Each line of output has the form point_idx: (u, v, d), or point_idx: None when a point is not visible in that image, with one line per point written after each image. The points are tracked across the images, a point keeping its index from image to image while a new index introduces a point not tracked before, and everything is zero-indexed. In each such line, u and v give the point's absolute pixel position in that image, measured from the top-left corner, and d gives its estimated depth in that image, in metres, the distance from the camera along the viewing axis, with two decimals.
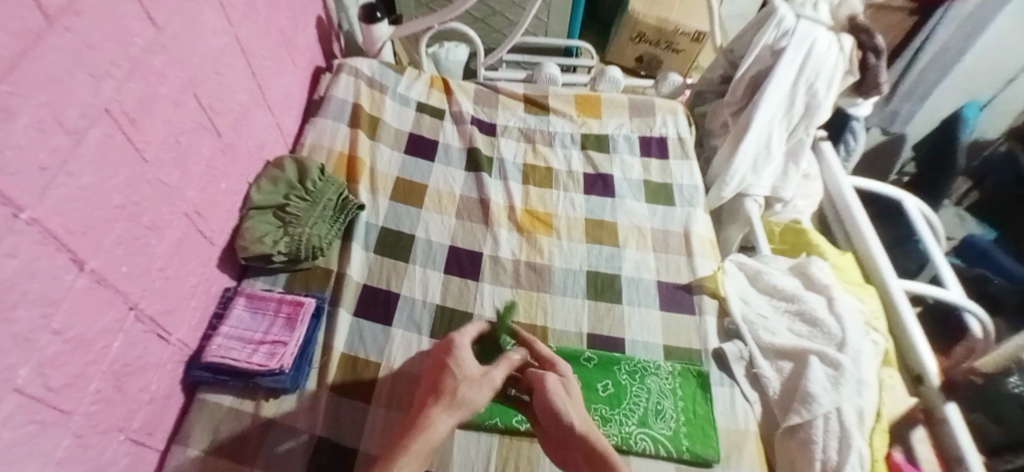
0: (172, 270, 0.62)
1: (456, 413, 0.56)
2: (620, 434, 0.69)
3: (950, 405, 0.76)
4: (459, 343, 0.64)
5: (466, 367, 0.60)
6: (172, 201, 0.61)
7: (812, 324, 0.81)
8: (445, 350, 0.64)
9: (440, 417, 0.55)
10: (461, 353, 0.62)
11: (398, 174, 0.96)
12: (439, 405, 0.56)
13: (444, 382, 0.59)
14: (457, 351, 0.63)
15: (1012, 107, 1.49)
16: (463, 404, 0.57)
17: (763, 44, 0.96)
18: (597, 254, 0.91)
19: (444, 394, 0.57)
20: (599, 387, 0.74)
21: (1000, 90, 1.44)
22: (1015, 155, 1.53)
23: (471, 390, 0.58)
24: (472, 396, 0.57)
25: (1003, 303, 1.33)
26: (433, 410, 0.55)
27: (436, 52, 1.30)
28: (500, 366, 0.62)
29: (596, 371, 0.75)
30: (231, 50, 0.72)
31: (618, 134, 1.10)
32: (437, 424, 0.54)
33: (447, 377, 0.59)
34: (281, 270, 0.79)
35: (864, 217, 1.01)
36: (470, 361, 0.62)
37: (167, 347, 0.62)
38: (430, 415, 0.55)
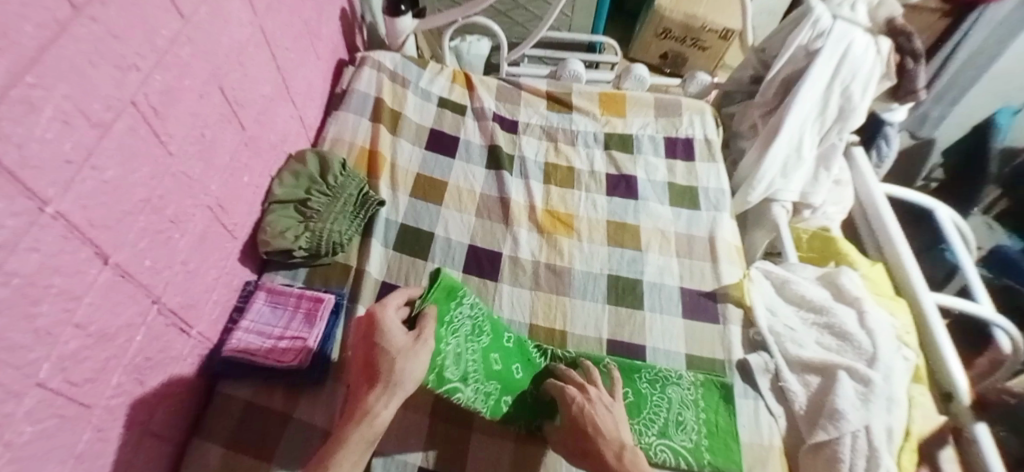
0: (194, 264, 0.62)
1: (395, 396, 0.56)
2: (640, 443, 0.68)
3: (980, 424, 0.74)
4: (382, 316, 0.59)
5: (395, 342, 0.58)
6: (195, 195, 0.61)
7: (842, 338, 0.79)
8: (369, 321, 0.60)
9: (379, 406, 0.55)
10: (387, 326, 0.59)
11: (417, 171, 0.95)
12: (374, 392, 0.56)
13: (376, 364, 0.57)
14: (383, 325, 0.59)
15: None
16: (402, 385, 0.56)
17: (798, 45, 0.93)
18: (618, 257, 0.89)
19: (379, 378, 0.56)
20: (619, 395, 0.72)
21: None
22: None
23: (406, 365, 0.57)
24: (408, 371, 0.57)
25: None
26: (371, 398, 0.56)
27: (458, 46, 1.28)
28: (427, 323, 0.61)
29: None
30: (256, 41, 0.72)
31: (642, 134, 1.07)
32: (378, 412, 0.55)
33: (379, 358, 0.57)
34: (301, 265, 0.79)
35: (897, 226, 0.97)
36: (398, 333, 0.59)
37: (188, 341, 0.62)
38: (368, 404, 0.55)
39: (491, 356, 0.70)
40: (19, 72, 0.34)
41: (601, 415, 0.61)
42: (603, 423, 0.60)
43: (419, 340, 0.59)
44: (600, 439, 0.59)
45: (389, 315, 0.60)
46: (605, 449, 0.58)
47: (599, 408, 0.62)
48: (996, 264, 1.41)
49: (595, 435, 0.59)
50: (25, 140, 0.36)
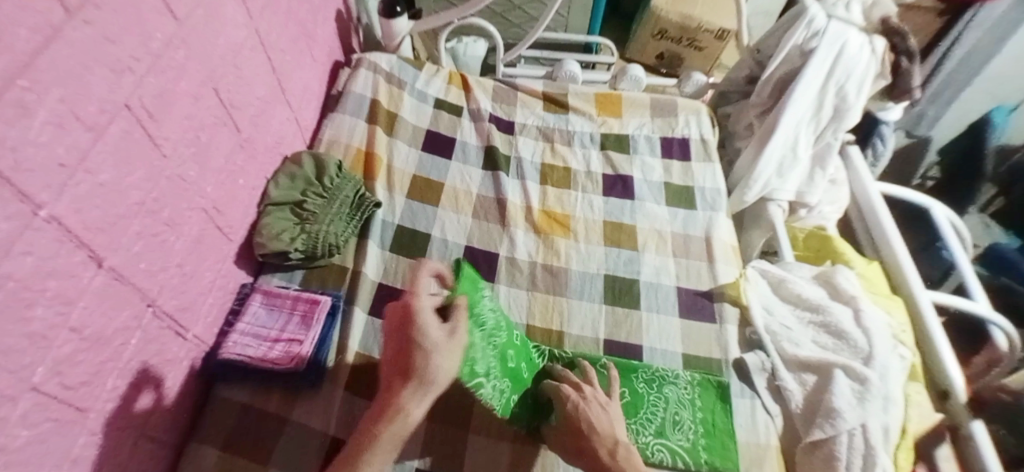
0: (190, 266, 0.62)
1: (429, 395, 0.51)
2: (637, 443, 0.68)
3: (976, 422, 0.74)
4: (417, 304, 0.55)
5: (431, 335, 0.53)
6: (191, 198, 0.61)
7: (838, 336, 0.79)
8: (403, 308, 0.55)
9: (411, 404, 0.51)
10: (423, 317, 0.54)
11: (414, 172, 0.95)
12: (407, 388, 0.51)
13: (408, 359, 0.52)
14: (418, 315, 0.54)
15: None
16: (436, 382, 0.52)
17: (793, 45, 0.93)
18: (615, 258, 0.89)
19: (412, 374, 0.51)
20: None
21: None
22: None
23: (441, 361, 0.52)
24: (443, 367, 0.52)
25: None
26: (402, 395, 0.51)
27: (454, 47, 1.28)
28: (461, 317, 0.56)
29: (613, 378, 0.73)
30: (251, 44, 0.72)
31: (638, 134, 1.08)
32: (410, 411, 0.51)
33: (413, 352, 0.52)
34: (297, 267, 0.78)
35: (892, 225, 0.98)
36: (433, 326, 0.53)
37: (184, 343, 0.62)
38: (400, 401, 0.51)
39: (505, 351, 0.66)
40: (14, 75, 0.34)
41: (596, 414, 0.61)
42: (598, 422, 0.60)
43: (454, 334, 0.54)
44: (595, 438, 0.58)
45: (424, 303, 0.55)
46: (598, 448, 0.57)
47: (592, 408, 0.61)
48: (994, 263, 1.42)
49: (589, 434, 0.59)
50: (20, 143, 0.36)
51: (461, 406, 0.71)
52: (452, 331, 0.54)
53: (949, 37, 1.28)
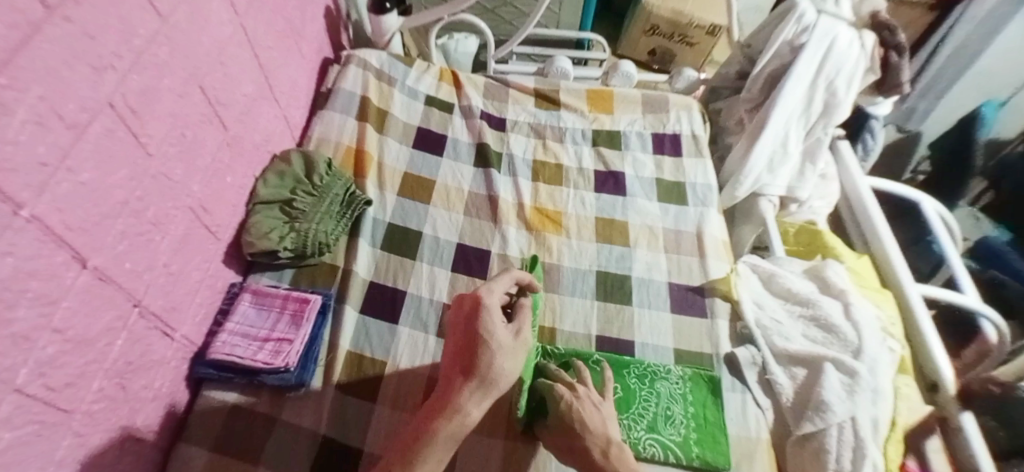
0: (176, 266, 0.61)
1: (488, 396, 0.53)
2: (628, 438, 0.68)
3: (966, 414, 0.75)
4: (487, 302, 0.57)
5: (498, 336, 0.55)
6: (176, 196, 0.60)
7: (828, 330, 0.79)
8: (472, 304, 0.58)
9: (471, 404, 0.52)
10: (490, 316, 0.56)
11: (405, 169, 0.94)
12: (469, 387, 0.52)
13: (474, 356, 0.54)
14: (485, 313, 0.56)
15: None
16: (497, 383, 0.53)
17: (783, 40, 0.93)
18: (607, 254, 0.89)
19: (474, 373, 0.53)
20: None
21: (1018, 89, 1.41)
22: None
23: (504, 362, 0.54)
24: (505, 369, 0.54)
25: (1016, 306, 1.29)
26: (463, 393, 0.52)
27: (445, 44, 1.27)
28: (523, 322, 0.60)
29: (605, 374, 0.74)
30: (237, 41, 0.71)
31: (630, 130, 1.08)
32: (470, 411, 0.51)
33: (479, 350, 0.54)
34: (286, 266, 0.78)
35: (881, 220, 0.98)
36: (501, 327, 0.56)
37: (172, 343, 0.62)
38: (460, 400, 0.52)
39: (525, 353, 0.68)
40: None
41: (588, 412, 0.61)
42: (591, 421, 0.59)
43: (517, 338, 0.57)
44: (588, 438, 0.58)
45: (494, 304, 0.57)
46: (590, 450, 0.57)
47: (588, 406, 0.61)
48: (984, 256, 1.44)
49: (582, 434, 0.59)
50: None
51: None
52: (517, 335, 0.57)
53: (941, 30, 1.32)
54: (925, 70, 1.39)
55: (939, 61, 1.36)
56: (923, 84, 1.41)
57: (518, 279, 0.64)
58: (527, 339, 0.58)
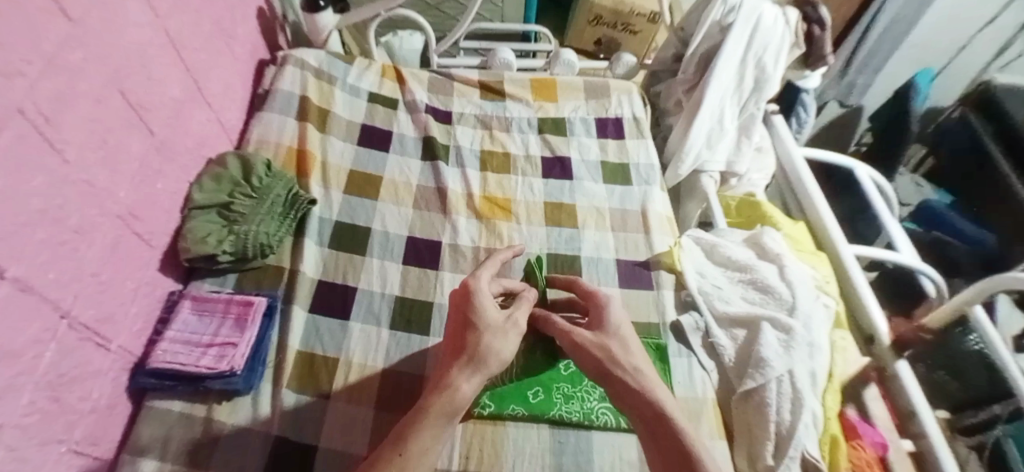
0: (107, 275, 0.60)
1: (480, 372, 0.51)
2: (583, 410, 0.70)
3: (901, 362, 0.78)
4: (474, 286, 0.59)
5: (487, 318, 0.56)
6: (102, 203, 0.58)
7: (765, 291, 0.84)
8: (462, 294, 0.60)
9: (462, 380, 0.51)
10: (480, 301, 0.57)
11: (351, 167, 0.94)
12: (459, 365, 0.52)
13: (463, 338, 0.54)
14: (475, 298, 0.58)
15: (962, 76, 1.60)
16: (489, 361, 0.52)
17: (712, 21, 0.98)
18: (556, 236, 0.91)
19: (464, 352, 0.53)
20: (561, 367, 0.76)
21: (952, 58, 1.53)
22: (968, 120, 1.62)
23: (494, 339, 0.54)
24: (495, 349, 0.53)
25: (961, 267, 1.45)
26: (453, 371, 0.51)
27: (389, 41, 1.27)
28: (518, 308, 0.59)
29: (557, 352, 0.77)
30: (159, 44, 0.70)
31: (574, 117, 1.10)
32: (459, 385, 0.50)
33: (467, 332, 0.54)
34: (228, 271, 0.77)
35: (815, 188, 1.04)
36: (492, 310, 0.57)
37: (108, 355, 0.60)
38: (449, 377, 0.51)
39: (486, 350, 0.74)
40: None
41: (626, 340, 0.57)
42: (635, 350, 0.56)
43: (509, 320, 0.57)
44: (645, 372, 0.53)
45: (483, 289, 0.59)
46: (650, 389, 0.51)
47: (626, 333, 0.58)
48: (928, 219, 1.54)
49: (637, 368, 0.53)
50: None
51: (408, 392, 0.70)
52: (509, 317, 0.57)
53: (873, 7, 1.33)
54: (861, 46, 1.40)
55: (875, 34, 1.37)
56: (861, 59, 1.43)
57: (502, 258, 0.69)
58: (523, 323, 0.57)
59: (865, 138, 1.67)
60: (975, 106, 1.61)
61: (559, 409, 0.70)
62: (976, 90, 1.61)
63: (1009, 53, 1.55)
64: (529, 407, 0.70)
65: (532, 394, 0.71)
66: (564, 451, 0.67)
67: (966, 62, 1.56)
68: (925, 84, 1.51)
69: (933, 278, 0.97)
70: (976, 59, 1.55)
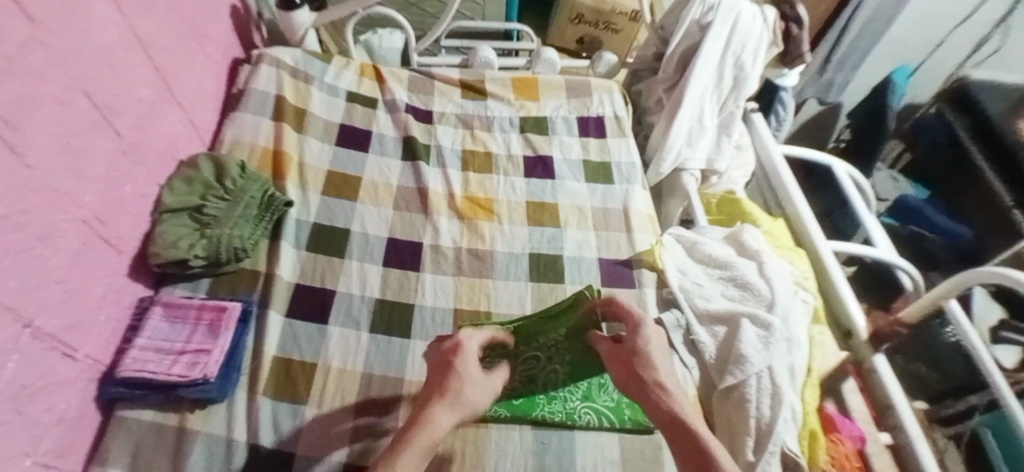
0: (73, 282, 0.58)
1: (457, 413, 0.51)
2: (565, 410, 0.70)
3: (879, 356, 0.79)
4: (466, 345, 0.58)
5: (471, 370, 0.55)
6: (68, 208, 0.56)
7: (744, 288, 0.84)
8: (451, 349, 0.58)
9: (440, 415, 0.49)
10: (467, 353, 0.57)
11: (329, 168, 0.92)
12: (440, 401, 0.51)
13: (445, 381, 0.53)
14: (463, 351, 0.57)
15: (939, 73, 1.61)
16: (467, 406, 0.52)
17: (691, 20, 0.98)
18: (539, 236, 0.91)
19: (445, 391, 0.52)
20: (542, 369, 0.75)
21: (928, 55, 1.55)
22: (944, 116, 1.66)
23: (474, 391, 0.53)
24: (473, 396, 0.53)
25: (939, 260, 1.52)
26: (433, 407, 0.50)
27: (369, 39, 1.25)
28: (498, 372, 0.59)
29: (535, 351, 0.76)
30: (126, 44, 0.67)
31: (556, 115, 1.10)
32: (438, 422, 0.49)
33: (450, 375, 0.53)
34: (201, 276, 0.75)
35: (792, 185, 1.05)
36: (475, 366, 0.56)
37: (74, 364, 0.58)
38: (430, 411, 0.50)
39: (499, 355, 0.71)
40: None
41: (655, 354, 0.58)
42: (662, 366, 0.57)
43: (488, 379, 0.57)
44: (667, 387, 0.55)
45: (473, 350, 0.58)
46: (674, 401, 0.53)
47: (655, 348, 0.59)
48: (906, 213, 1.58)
49: (661, 383, 0.55)
50: None
51: (390, 395, 0.69)
52: (489, 377, 0.57)
53: (850, 8, 1.35)
54: (839, 44, 1.42)
55: (853, 32, 1.40)
56: (839, 56, 1.45)
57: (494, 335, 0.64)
58: (500, 386, 0.58)
59: (844, 135, 1.69)
60: (951, 102, 1.65)
61: (541, 409, 0.70)
62: (951, 86, 1.64)
63: (985, 48, 1.55)
64: (512, 408, 0.69)
65: (517, 393, 0.72)
66: (547, 451, 0.67)
67: (942, 58, 1.57)
68: (902, 80, 1.54)
69: (910, 272, 0.98)
70: (952, 54, 1.56)
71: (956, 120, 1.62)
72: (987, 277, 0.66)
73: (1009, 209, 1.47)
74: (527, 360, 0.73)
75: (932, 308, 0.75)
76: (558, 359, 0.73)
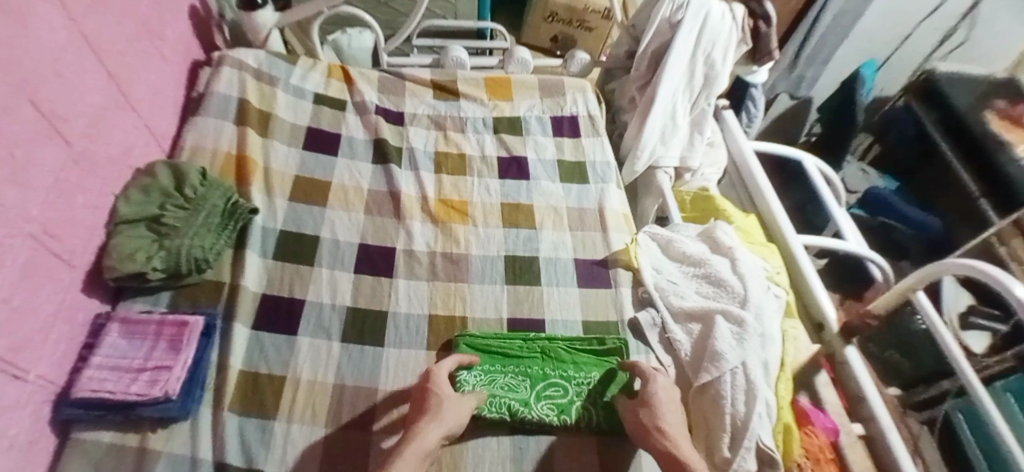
0: (20, 301, 0.54)
1: (441, 425, 0.59)
2: (556, 414, 0.69)
3: (850, 347, 0.80)
4: (436, 371, 0.66)
5: (444, 388, 0.64)
6: (11, 223, 0.53)
7: (718, 285, 0.85)
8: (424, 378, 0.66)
9: (427, 429, 0.58)
10: (438, 378, 0.65)
11: (296, 173, 0.90)
12: (425, 421, 0.59)
13: (423, 405, 0.62)
14: (435, 378, 0.65)
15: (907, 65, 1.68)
16: (447, 420, 0.60)
17: (662, 18, 0.99)
18: (514, 238, 0.90)
19: (428, 412, 0.61)
20: (535, 378, 0.73)
21: (895, 49, 1.60)
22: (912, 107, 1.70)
23: (450, 408, 0.62)
24: (445, 410, 0.61)
25: (907, 249, 1.58)
26: (420, 425, 0.59)
27: (337, 39, 1.22)
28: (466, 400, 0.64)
29: (529, 362, 0.75)
30: (75, 48, 0.64)
31: (530, 115, 1.09)
32: (425, 434, 0.57)
33: (428, 396, 0.63)
34: (162, 288, 0.72)
35: (764, 181, 1.06)
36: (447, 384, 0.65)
37: (25, 387, 0.55)
38: (417, 428, 0.59)
39: (523, 372, 0.74)
40: None
41: (662, 405, 0.65)
42: (666, 414, 0.64)
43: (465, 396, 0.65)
44: (670, 434, 0.61)
45: (444, 375, 0.66)
46: (671, 443, 0.60)
47: (665, 399, 0.65)
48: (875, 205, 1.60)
49: (661, 428, 0.62)
50: None
51: (364, 408, 0.67)
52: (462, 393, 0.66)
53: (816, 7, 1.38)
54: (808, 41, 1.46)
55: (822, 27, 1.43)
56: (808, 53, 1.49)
57: (460, 359, 0.69)
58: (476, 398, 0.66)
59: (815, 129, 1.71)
60: (919, 95, 1.68)
61: (534, 411, 0.68)
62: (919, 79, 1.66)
63: (951, 41, 1.61)
64: (511, 412, 0.67)
65: (514, 398, 0.69)
66: (526, 458, 0.66)
67: (909, 51, 1.63)
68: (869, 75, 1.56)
69: (878, 263, 0.99)
70: (918, 49, 1.62)
71: (923, 112, 1.67)
72: (955, 269, 0.67)
73: (975, 198, 1.53)
74: (549, 385, 0.73)
75: (902, 300, 0.76)
76: (588, 398, 0.72)
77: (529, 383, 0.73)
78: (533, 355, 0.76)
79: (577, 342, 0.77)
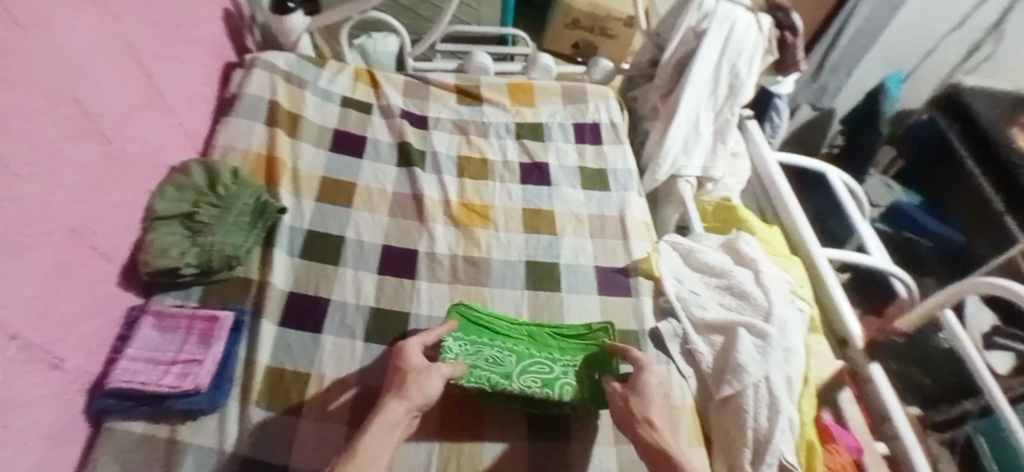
0: (58, 294, 0.56)
1: (407, 400, 0.59)
2: (538, 387, 0.68)
3: (874, 365, 0.79)
4: (406, 347, 0.65)
5: (414, 361, 0.64)
6: (51, 218, 0.54)
7: (740, 297, 0.84)
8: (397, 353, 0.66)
9: (394, 405, 0.59)
10: (409, 353, 0.65)
11: (322, 174, 0.91)
12: (392, 398, 0.60)
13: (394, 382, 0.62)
14: (406, 353, 0.65)
15: (936, 75, 1.64)
16: (415, 394, 0.60)
17: (687, 26, 0.99)
18: (535, 243, 0.90)
19: (397, 389, 0.61)
20: (522, 356, 0.73)
21: (921, 60, 1.58)
22: (937, 120, 1.67)
23: (424, 382, 0.61)
24: (415, 385, 0.61)
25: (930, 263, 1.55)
26: (389, 401, 0.59)
27: (363, 43, 1.24)
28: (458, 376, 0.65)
29: (519, 344, 0.76)
30: (114, 49, 0.66)
31: (552, 122, 1.10)
32: (389, 409, 0.58)
33: (398, 373, 0.63)
34: (193, 284, 0.74)
35: (787, 192, 1.05)
36: (418, 355, 0.65)
37: (62, 376, 0.57)
38: (385, 404, 0.59)
39: (509, 349, 0.74)
40: None
41: (648, 396, 0.64)
42: (654, 407, 0.63)
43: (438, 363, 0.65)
44: (656, 427, 0.61)
45: (414, 349, 0.66)
46: (660, 437, 0.60)
47: (656, 393, 0.65)
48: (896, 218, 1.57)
49: (649, 420, 0.61)
50: None
51: None
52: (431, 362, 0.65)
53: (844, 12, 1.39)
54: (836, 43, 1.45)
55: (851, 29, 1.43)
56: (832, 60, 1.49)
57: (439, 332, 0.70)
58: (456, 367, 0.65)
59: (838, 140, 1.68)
60: (942, 106, 1.66)
61: (517, 384, 0.68)
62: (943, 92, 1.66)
63: (979, 54, 1.59)
64: (491, 383, 0.67)
65: (498, 370, 0.69)
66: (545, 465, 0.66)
67: (935, 63, 1.60)
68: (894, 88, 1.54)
69: (902, 277, 0.98)
70: (946, 60, 1.59)
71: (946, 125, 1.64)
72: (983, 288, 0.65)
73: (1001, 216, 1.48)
74: (533, 362, 0.72)
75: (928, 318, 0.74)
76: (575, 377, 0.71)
77: (515, 358, 0.72)
78: (520, 336, 0.76)
79: (564, 329, 0.77)
